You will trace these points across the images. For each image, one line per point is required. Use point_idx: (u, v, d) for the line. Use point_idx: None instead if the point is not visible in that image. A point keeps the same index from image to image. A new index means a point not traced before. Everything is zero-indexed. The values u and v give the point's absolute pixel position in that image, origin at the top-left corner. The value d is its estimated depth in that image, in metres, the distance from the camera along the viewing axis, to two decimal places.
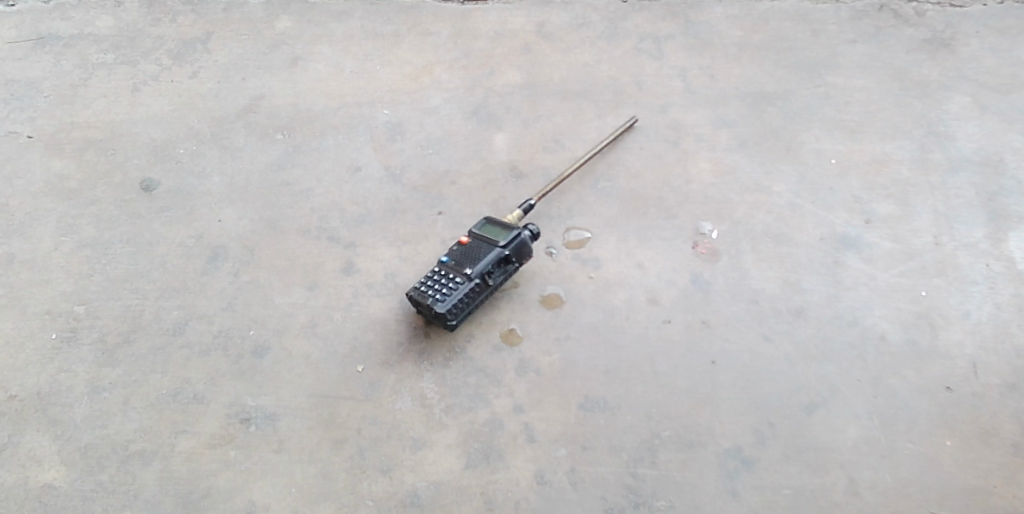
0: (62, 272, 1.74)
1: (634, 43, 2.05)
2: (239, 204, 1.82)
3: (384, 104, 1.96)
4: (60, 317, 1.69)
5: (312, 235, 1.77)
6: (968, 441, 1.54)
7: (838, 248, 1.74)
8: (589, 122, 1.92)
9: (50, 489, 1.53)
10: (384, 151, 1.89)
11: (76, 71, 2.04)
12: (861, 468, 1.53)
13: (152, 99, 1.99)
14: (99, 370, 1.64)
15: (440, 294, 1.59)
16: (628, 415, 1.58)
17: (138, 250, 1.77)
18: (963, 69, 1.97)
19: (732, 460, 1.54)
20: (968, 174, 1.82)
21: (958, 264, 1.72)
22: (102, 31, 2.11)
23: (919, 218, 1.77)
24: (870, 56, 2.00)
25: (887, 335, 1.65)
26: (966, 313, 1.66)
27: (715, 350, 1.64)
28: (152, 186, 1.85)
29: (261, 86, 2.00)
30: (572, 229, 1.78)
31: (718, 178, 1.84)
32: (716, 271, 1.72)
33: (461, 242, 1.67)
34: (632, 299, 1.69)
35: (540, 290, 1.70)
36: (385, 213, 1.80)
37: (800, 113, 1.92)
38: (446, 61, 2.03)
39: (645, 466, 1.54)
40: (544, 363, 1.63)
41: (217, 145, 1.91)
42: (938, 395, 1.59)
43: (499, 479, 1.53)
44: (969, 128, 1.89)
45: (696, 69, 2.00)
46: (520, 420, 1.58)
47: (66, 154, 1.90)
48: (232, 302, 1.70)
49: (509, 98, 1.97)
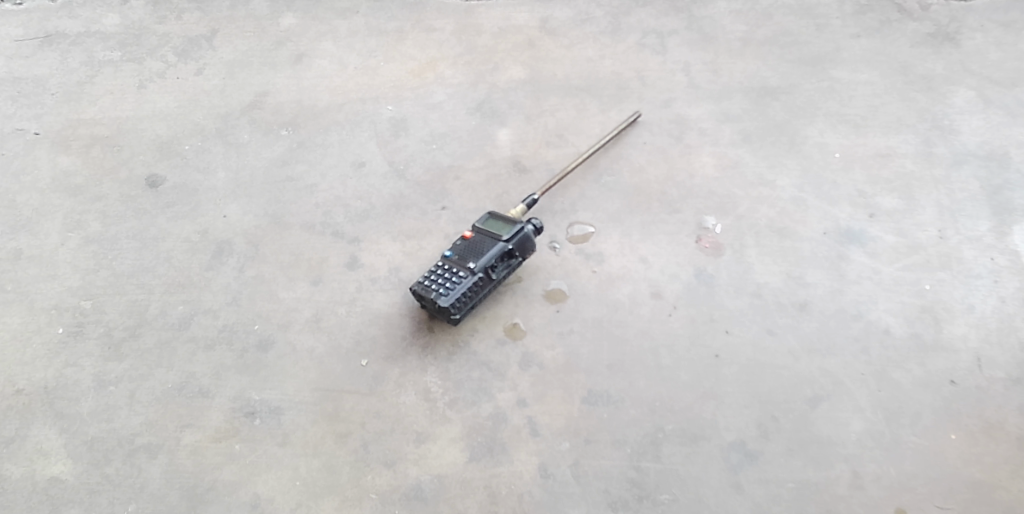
0: (69, 267, 1.75)
1: (638, 38, 2.05)
2: (244, 200, 1.82)
3: (388, 100, 1.97)
4: (67, 313, 1.70)
5: (316, 230, 1.78)
6: (973, 434, 1.55)
7: (842, 242, 1.74)
8: (592, 117, 1.93)
9: (57, 482, 1.54)
10: (388, 147, 1.89)
11: (82, 69, 2.05)
12: (864, 462, 1.53)
13: (158, 96, 2.00)
14: (105, 365, 1.64)
15: (443, 288, 1.60)
16: (631, 409, 1.58)
17: (144, 246, 1.77)
18: (968, 63, 1.96)
19: (736, 454, 1.54)
20: (972, 168, 1.82)
21: (963, 258, 1.72)
22: (108, 29, 2.12)
23: (922, 212, 1.77)
24: (873, 50, 2.00)
25: (891, 329, 1.65)
26: (971, 307, 1.66)
27: (719, 343, 1.64)
28: (158, 181, 1.86)
29: (266, 83, 2.00)
30: (575, 224, 1.78)
31: (723, 172, 1.84)
32: (720, 265, 1.72)
33: (464, 236, 1.67)
34: (635, 294, 1.69)
35: (544, 284, 1.71)
36: (389, 209, 1.80)
37: (804, 108, 1.92)
38: (450, 57, 2.04)
39: (648, 460, 1.54)
40: (548, 357, 1.63)
41: (221, 141, 1.92)
42: (942, 389, 1.59)
43: (502, 473, 1.53)
44: (974, 122, 1.88)
45: (700, 64, 2.00)
46: (524, 414, 1.58)
47: (72, 150, 1.91)
48: (236, 297, 1.71)
49: (512, 93, 1.97)
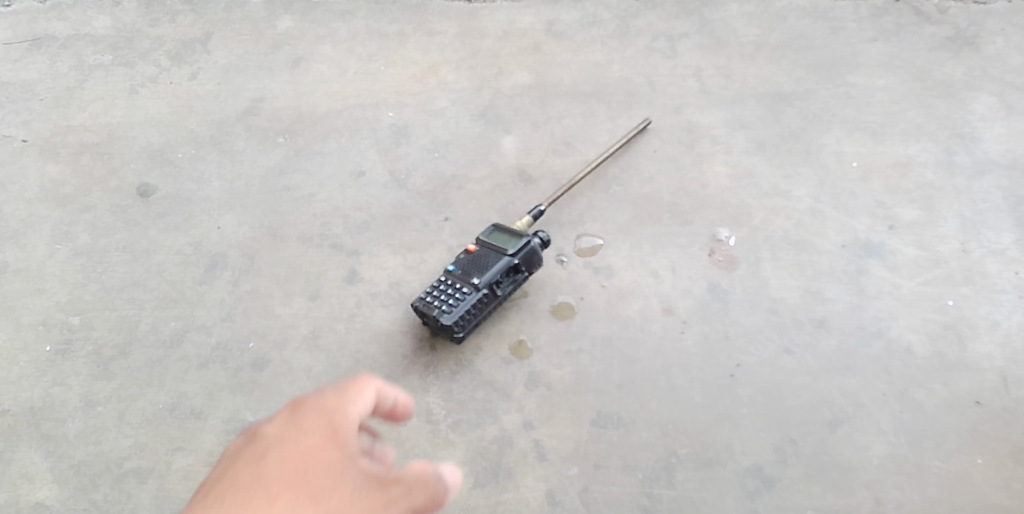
0: (57, 281, 1.68)
1: (647, 42, 1.98)
2: (239, 211, 1.75)
3: (388, 106, 1.90)
4: (54, 329, 1.63)
5: (314, 242, 1.71)
6: (1000, 459, 1.48)
7: (861, 255, 1.68)
8: (600, 124, 1.86)
9: (42, 508, 1.47)
10: (388, 155, 1.82)
11: (72, 73, 1.98)
12: (887, 488, 1.46)
13: (151, 102, 1.93)
14: (93, 384, 1.57)
15: (445, 305, 1.53)
16: (643, 432, 1.51)
17: (135, 258, 1.70)
18: (989, 69, 1.89)
19: (752, 480, 1.47)
20: (995, 178, 1.75)
21: (986, 272, 1.65)
22: (99, 32, 2.05)
23: (944, 224, 1.70)
24: (891, 55, 1.93)
25: (913, 348, 1.58)
26: (995, 323, 1.59)
27: (734, 363, 1.57)
28: (149, 191, 1.79)
29: (262, 88, 1.93)
30: (583, 237, 1.71)
31: (736, 182, 1.77)
32: (734, 279, 1.65)
33: (468, 250, 1.61)
34: (646, 310, 1.62)
35: (551, 300, 1.64)
36: (390, 220, 1.73)
37: (820, 115, 1.85)
38: (452, 62, 1.97)
39: (661, 486, 1.47)
40: (555, 377, 1.56)
41: (215, 148, 1.85)
42: (967, 410, 1.52)
43: (508, 500, 1.46)
44: (996, 130, 1.81)
45: (712, 69, 1.93)
46: (530, 437, 1.51)
47: (61, 158, 1.84)
48: (230, 313, 1.64)
49: (517, 99, 1.90)
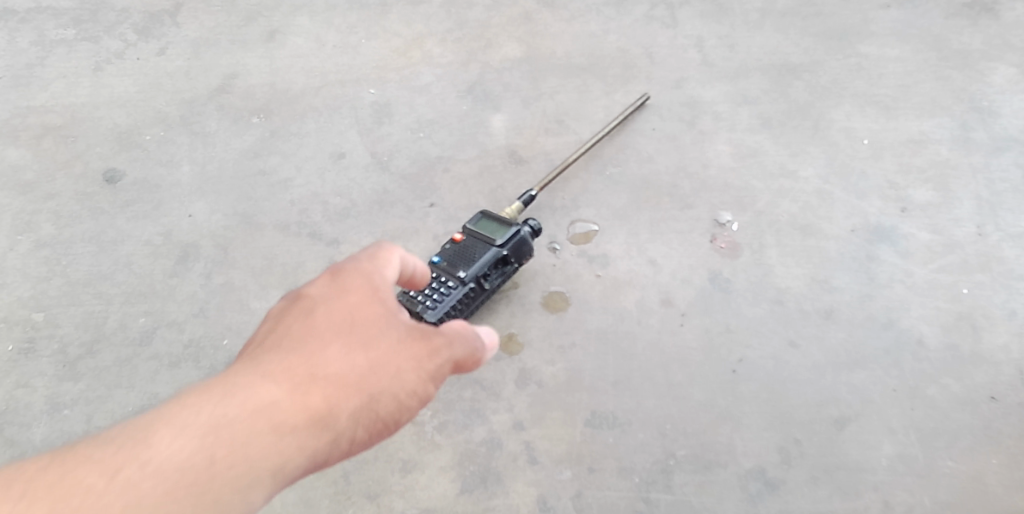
0: (19, 274, 1.59)
1: (645, 10, 1.86)
2: (211, 197, 1.66)
3: (370, 82, 1.79)
4: (17, 327, 1.54)
5: (292, 230, 1.61)
6: (1016, 458, 1.40)
7: (872, 240, 1.58)
8: (595, 100, 1.75)
9: None
10: (370, 135, 1.72)
11: (32, 49, 1.86)
12: (896, 490, 1.39)
13: (117, 79, 1.81)
14: (59, 386, 1.49)
15: (429, 301, 1.44)
16: (639, 432, 1.43)
17: (102, 250, 1.61)
18: (1009, 37, 1.78)
19: (755, 483, 1.40)
20: (1014, 155, 1.65)
21: (1004, 257, 1.55)
22: (62, 5, 1.94)
23: (960, 206, 1.60)
24: (904, 23, 1.81)
25: (925, 340, 1.49)
26: (1013, 313, 1.50)
27: (736, 358, 1.48)
28: (116, 176, 1.69)
29: (236, 64, 1.82)
30: (577, 222, 1.61)
31: (739, 163, 1.66)
32: (737, 267, 1.56)
33: (454, 241, 1.51)
34: (644, 301, 1.53)
35: (543, 291, 1.55)
36: (372, 206, 1.63)
37: (829, 88, 1.74)
38: (438, 33, 1.85)
39: (658, 490, 1.39)
40: (547, 374, 1.48)
41: (186, 130, 1.74)
42: (982, 406, 1.44)
43: (497, 506, 1.39)
44: (1015, 104, 1.70)
45: (714, 40, 1.81)
46: (521, 439, 1.43)
47: (22, 142, 1.73)
48: (203, 307, 1.55)
49: (506, 73, 1.79)
